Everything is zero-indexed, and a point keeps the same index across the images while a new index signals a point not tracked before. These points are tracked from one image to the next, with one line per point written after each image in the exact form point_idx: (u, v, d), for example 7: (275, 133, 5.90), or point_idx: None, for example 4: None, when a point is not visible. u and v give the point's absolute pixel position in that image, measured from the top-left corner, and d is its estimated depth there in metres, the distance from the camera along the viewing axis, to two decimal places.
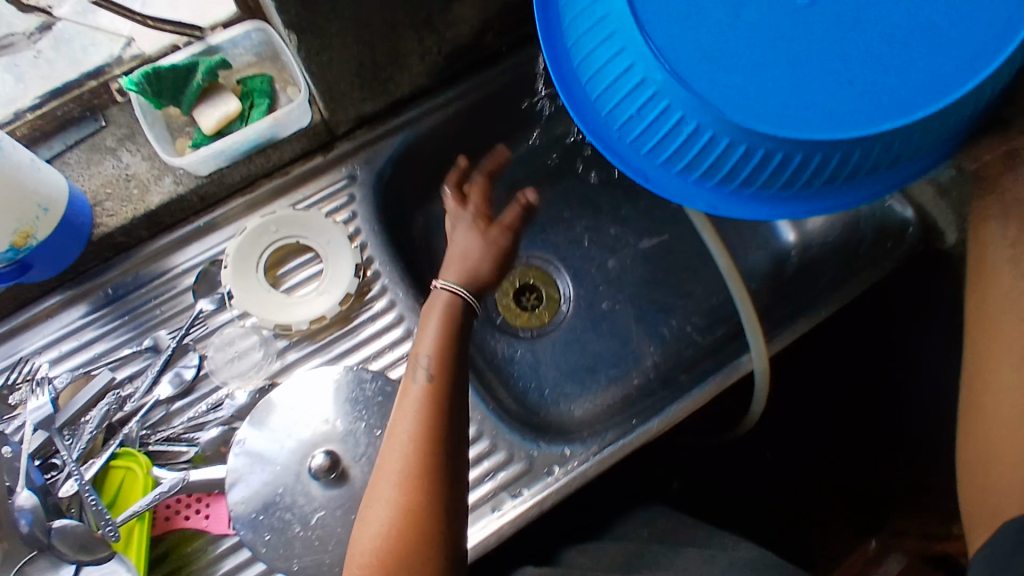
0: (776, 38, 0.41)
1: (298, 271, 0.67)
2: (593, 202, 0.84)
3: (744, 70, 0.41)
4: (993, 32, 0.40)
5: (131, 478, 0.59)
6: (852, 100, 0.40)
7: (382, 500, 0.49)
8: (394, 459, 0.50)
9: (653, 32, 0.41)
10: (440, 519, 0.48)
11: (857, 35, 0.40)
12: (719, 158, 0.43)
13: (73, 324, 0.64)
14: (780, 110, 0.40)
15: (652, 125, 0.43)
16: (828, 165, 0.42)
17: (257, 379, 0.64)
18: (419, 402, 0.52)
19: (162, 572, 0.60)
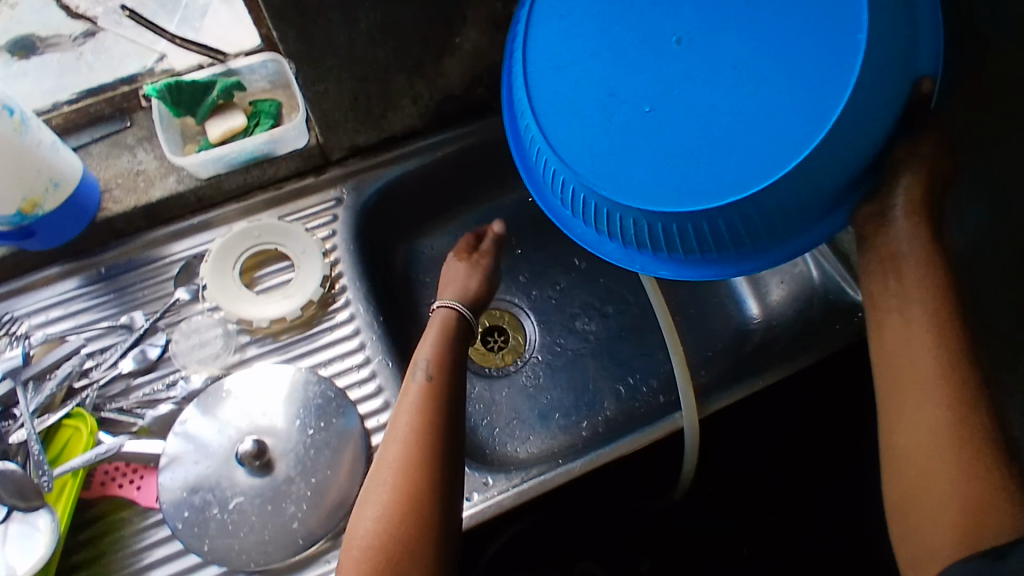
0: (645, 128, 0.46)
1: (273, 276, 0.73)
2: (570, 257, 0.88)
3: (623, 155, 0.47)
4: (827, 96, 0.43)
5: (77, 438, 0.63)
6: (717, 173, 0.45)
7: (381, 486, 0.53)
8: (393, 450, 0.54)
9: (544, 124, 0.48)
10: (434, 503, 0.51)
11: (714, 116, 0.45)
12: (629, 226, 0.49)
13: (64, 294, 0.71)
14: (651, 186, 0.46)
15: (575, 203, 0.50)
16: (728, 232, 0.46)
17: (213, 366, 0.69)
18: (416, 402, 0.56)
19: (87, 534, 0.63)
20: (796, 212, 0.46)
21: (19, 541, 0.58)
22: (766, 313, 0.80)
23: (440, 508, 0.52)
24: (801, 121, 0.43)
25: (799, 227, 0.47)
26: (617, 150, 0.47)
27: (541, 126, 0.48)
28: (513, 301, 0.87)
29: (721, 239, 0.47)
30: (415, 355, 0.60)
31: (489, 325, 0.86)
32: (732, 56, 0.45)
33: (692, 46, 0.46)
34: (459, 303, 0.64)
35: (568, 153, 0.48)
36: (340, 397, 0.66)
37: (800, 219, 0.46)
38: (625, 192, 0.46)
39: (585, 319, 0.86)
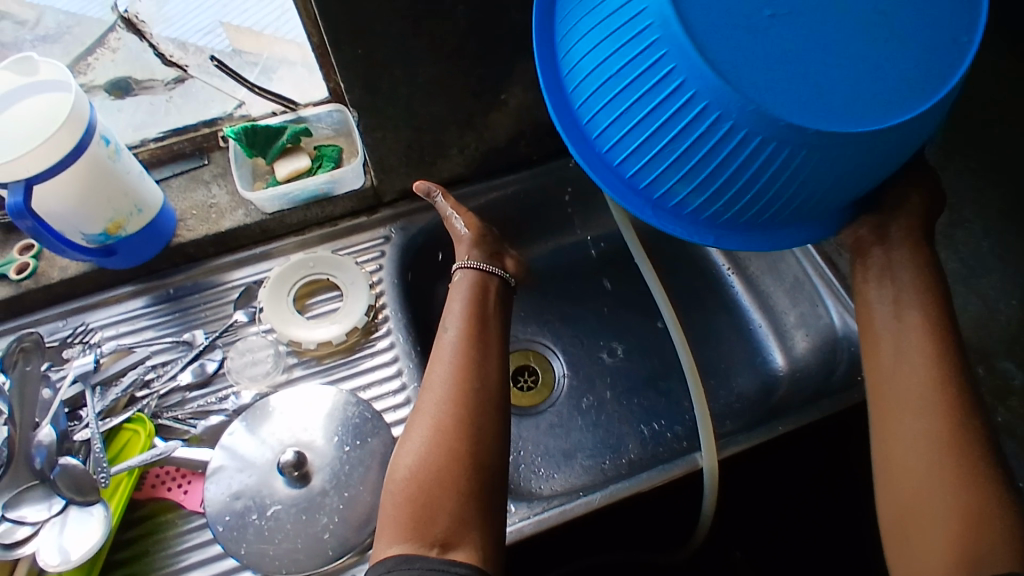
0: (762, 32, 0.42)
1: (323, 303, 0.79)
2: (600, 304, 0.93)
3: (747, 55, 0.41)
4: (943, 53, 0.42)
5: (134, 441, 0.68)
6: (834, 99, 0.41)
7: (420, 426, 0.57)
8: (430, 398, 0.58)
9: (677, 5, 0.41)
10: (471, 443, 0.55)
11: (838, 37, 0.42)
12: (721, 148, 0.42)
13: (133, 310, 0.77)
14: (787, 98, 0.41)
15: (659, 117, 0.43)
16: (799, 172, 0.43)
17: (263, 384, 0.74)
18: (452, 351, 0.62)
19: (132, 533, 0.67)
20: (854, 178, 0.45)
21: (75, 528, 0.62)
22: (791, 362, 0.83)
23: (477, 447, 0.55)
24: (923, 68, 0.42)
25: (821, 210, 0.49)
26: (749, 53, 0.41)
27: (678, 9, 0.41)
28: (545, 342, 0.91)
29: (783, 181, 0.44)
30: (451, 307, 0.66)
31: (520, 364, 0.90)
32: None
33: None
34: (484, 263, 0.70)
35: (697, 34, 0.40)
36: (375, 418, 0.70)
37: (842, 196, 0.47)
38: (765, 99, 0.40)
39: (611, 363, 0.89)
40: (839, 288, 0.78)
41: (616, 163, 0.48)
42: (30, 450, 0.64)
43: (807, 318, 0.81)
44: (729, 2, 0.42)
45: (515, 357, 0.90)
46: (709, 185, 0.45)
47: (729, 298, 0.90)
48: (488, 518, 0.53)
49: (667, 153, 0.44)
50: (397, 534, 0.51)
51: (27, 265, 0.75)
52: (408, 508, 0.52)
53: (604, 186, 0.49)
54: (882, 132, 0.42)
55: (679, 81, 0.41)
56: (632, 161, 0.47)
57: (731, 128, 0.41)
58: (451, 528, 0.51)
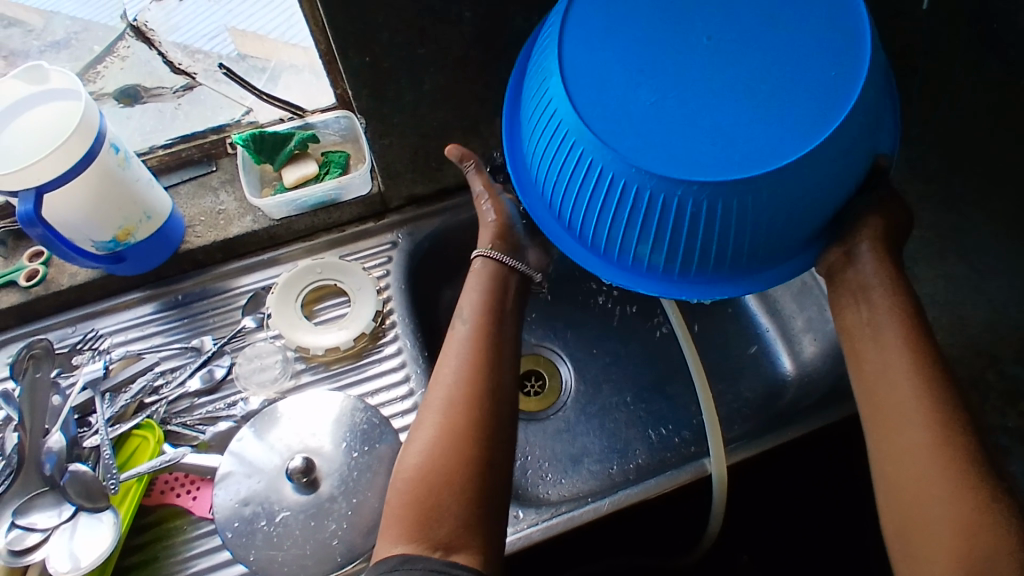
0: (658, 110, 0.49)
1: (330, 309, 0.79)
2: (607, 309, 0.93)
3: (644, 134, 0.48)
4: (828, 97, 0.48)
5: (144, 447, 0.68)
6: (731, 155, 0.47)
7: (428, 424, 0.57)
8: (438, 396, 0.58)
9: (576, 103, 0.49)
10: (479, 443, 0.55)
11: (724, 108, 0.48)
12: (645, 215, 0.50)
13: (142, 317, 0.78)
14: (684, 162, 0.47)
15: (590, 195, 0.51)
16: (726, 221, 0.49)
17: (271, 390, 0.74)
18: (462, 347, 0.61)
19: (141, 539, 0.67)
20: (783, 223, 0.50)
21: (85, 535, 0.63)
22: (799, 367, 0.82)
23: (485, 447, 0.55)
24: (807, 116, 0.47)
25: (777, 251, 0.53)
26: (646, 131, 0.48)
27: (576, 105, 0.49)
28: (552, 347, 0.91)
29: (715, 229, 0.49)
30: (465, 299, 0.65)
31: (527, 369, 0.90)
32: (733, 61, 0.49)
33: (719, 44, 0.50)
34: (504, 256, 0.68)
35: (592, 126, 0.49)
36: (383, 423, 0.70)
37: (782, 240, 0.51)
38: (656, 166, 0.47)
39: (618, 367, 0.89)
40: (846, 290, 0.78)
41: (575, 235, 0.56)
42: (41, 456, 0.65)
43: (815, 322, 0.81)
44: (624, 91, 0.50)
45: (521, 362, 0.90)
46: (652, 244, 0.52)
47: (736, 302, 0.90)
48: (493, 520, 0.53)
49: (606, 224, 0.52)
50: (400, 533, 0.52)
51: (37, 272, 0.76)
52: (415, 507, 0.52)
53: (572, 254, 0.57)
54: (782, 175, 0.47)
55: (593, 164, 0.50)
56: (586, 233, 0.54)
57: (643, 196, 0.49)
58: (456, 530, 0.51)
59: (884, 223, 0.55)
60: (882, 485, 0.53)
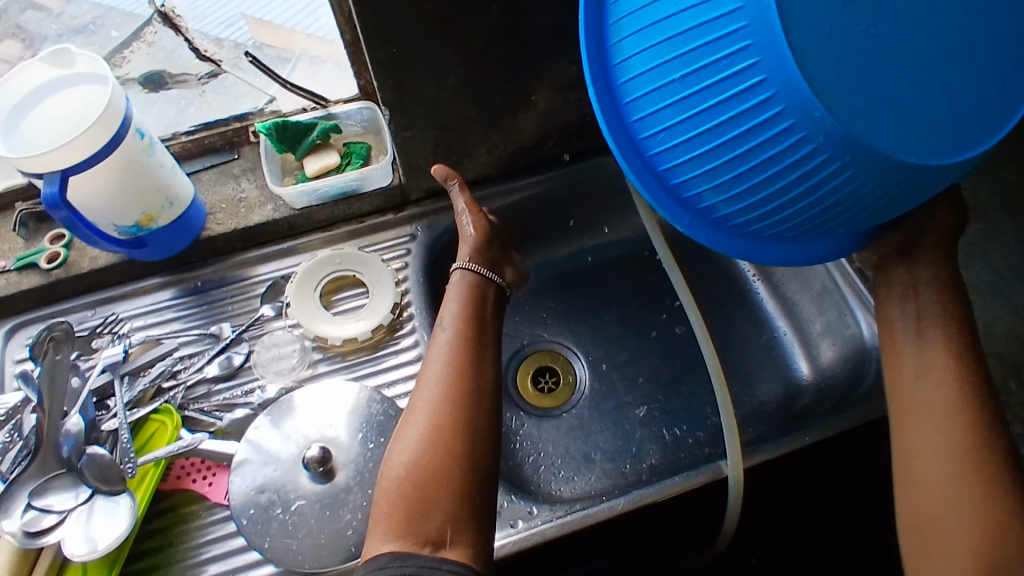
0: (851, 31, 0.37)
1: (348, 300, 0.79)
2: (623, 307, 0.93)
3: (828, 62, 0.37)
4: (1011, 95, 0.41)
5: (161, 432, 0.69)
6: (906, 128, 0.39)
7: (414, 425, 0.57)
8: (422, 397, 0.58)
9: None
10: (466, 444, 0.55)
11: (917, 54, 0.39)
12: (776, 156, 0.40)
13: (160, 302, 0.78)
14: (860, 112, 0.38)
15: (722, 115, 0.40)
16: (834, 197, 0.42)
17: (288, 378, 0.74)
18: (445, 350, 0.62)
19: (156, 524, 0.67)
20: (887, 207, 0.44)
21: (102, 518, 0.63)
22: (816, 371, 0.82)
23: (472, 448, 0.55)
24: (983, 112, 0.40)
25: (850, 228, 0.47)
26: (839, 57, 0.37)
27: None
28: (567, 345, 0.91)
29: (813, 201, 0.42)
30: (444, 306, 0.66)
31: (541, 365, 0.90)
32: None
33: None
34: (482, 268, 0.69)
35: (788, 26, 0.36)
36: (398, 415, 0.71)
37: (869, 219, 0.46)
38: (836, 110, 0.37)
39: (633, 366, 0.89)
40: (865, 295, 0.78)
41: (649, 152, 0.46)
42: (59, 438, 0.65)
43: (834, 326, 0.81)
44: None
45: (536, 358, 0.90)
46: (746, 195, 0.44)
47: (754, 305, 0.89)
48: (481, 518, 0.53)
49: (714, 155, 0.42)
50: (388, 529, 0.51)
51: (58, 254, 0.77)
52: (405, 504, 0.52)
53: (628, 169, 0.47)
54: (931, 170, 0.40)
55: (754, 74, 0.38)
56: (668, 155, 0.45)
57: (792, 138, 0.39)
58: (445, 526, 0.51)
59: (913, 230, 0.55)
60: (904, 493, 0.53)
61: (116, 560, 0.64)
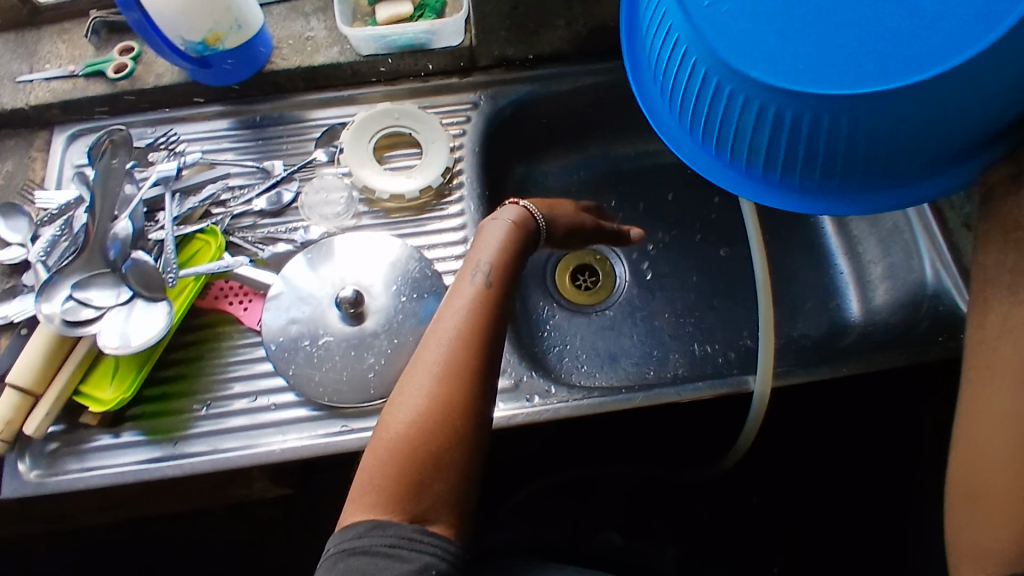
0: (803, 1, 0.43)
1: (401, 158, 0.78)
2: (677, 219, 0.90)
3: (751, 26, 0.43)
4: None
5: (205, 251, 0.70)
6: (869, 57, 0.41)
7: (419, 386, 0.54)
8: (427, 364, 0.55)
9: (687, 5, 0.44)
10: (467, 414, 0.53)
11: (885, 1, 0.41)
12: (740, 121, 0.45)
13: (218, 130, 0.78)
14: (802, 68, 0.42)
15: (698, 93, 0.46)
16: (851, 131, 0.42)
17: (333, 224, 0.74)
18: (467, 306, 0.58)
19: (190, 338, 0.70)
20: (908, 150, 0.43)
21: (139, 318, 0.64)
22: (867, 312, 0.79)
23: (470, 423, 0.52)
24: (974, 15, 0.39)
25: (909, 165, 0.44)
26: (789, 23, 0.43)
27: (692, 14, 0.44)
28: (610, 246, 0.89)
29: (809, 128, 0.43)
30: (472, 260, 0.63)
31: (582, 263, 0.89)
32: None
33: None
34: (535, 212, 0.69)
35: (708, 29, 0.43)
36: (435, 276, 0.71)
37: (917, 161, 0.43)
38: (775, 74, 0.42)
39: (676, 279, 0.87)
40: (938, 238, 0.73)
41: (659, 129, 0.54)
42: (106, 240, 0.66)
43: (896, 268, 0.77)
44: None
45: (577, 256, 0.89)
46: (759, 147, 0.46)
47: (816, 240, 0.86)
48: (467, 495, 0.51)
49: (710, 115, 0.47)
50: (374, 500, 0.48)
51: (125, 66, 0.77)
52: (394, 477, 0.49)
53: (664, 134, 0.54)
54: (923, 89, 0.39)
55: (691, 60, 0.46)
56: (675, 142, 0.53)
57: (744, 103, 0.44)
58: (435, 502, 0.49)
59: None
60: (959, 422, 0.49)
61: (147, 362, 0.66)
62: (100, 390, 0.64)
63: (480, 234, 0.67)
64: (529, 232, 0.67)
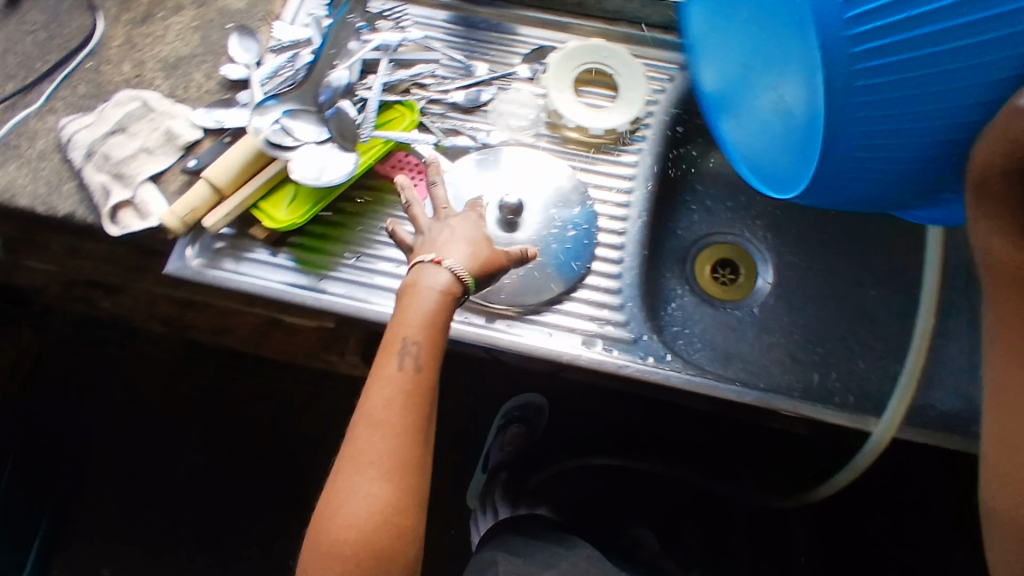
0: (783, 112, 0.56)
1: (594, 96, 0.80)
2: (838, 245, 0.87)
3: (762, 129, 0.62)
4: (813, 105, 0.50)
5: (398, 121, 0.75)
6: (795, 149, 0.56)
7: (349, 484, 0.51)
8: (356, 468, 0.51)
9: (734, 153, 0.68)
10: (405, 503, 0.51)
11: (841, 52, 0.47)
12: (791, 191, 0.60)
13: (439, 19, 0.83)
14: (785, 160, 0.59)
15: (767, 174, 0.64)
16: (845, 195, 0.55)
17: (512, 138, 0.78)
18: (388, 396, 0.52)
19: (360, 197, 0.75)
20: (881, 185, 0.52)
21: (328, 160, 0.70)
22: None
23: (410, 509, 0.52)
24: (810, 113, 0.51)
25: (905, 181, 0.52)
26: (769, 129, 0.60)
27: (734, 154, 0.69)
28: (760, 249, 0.89)
29: (844, 176, 0.52)
30: (393, 335, 0.54)
31: (725, 257, 0.90)
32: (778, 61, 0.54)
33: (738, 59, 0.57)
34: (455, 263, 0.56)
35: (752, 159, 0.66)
36: (589, 211, 0.73)
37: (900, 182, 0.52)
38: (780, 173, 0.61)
39: (814, 306, 0.84)
40: None
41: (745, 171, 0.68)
42: (321, 85, 0.73)
43: None
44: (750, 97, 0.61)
45: (723, 249, 0.90)
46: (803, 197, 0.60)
47: None
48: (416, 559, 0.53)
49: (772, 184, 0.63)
50: None
51: None
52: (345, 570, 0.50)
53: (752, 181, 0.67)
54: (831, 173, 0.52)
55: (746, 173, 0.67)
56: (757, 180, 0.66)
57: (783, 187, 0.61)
58: None
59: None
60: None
61: (320, 203, 0.72)
62: (273, 211, 0.71)
63: (406, 286, 0.56)
64: (460, 290, 0.57)
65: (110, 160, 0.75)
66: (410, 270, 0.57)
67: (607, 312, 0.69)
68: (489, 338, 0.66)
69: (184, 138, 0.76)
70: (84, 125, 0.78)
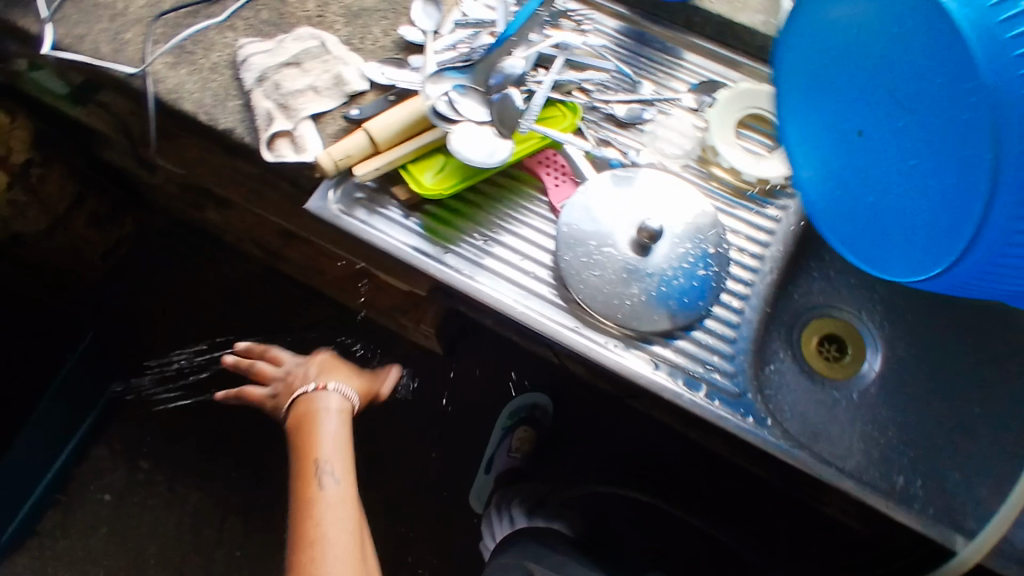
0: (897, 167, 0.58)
1: (752, 141, 0.78)
2: (955, 350, 0.84)
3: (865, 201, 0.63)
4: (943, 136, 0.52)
5: (557, 121, 0.75)
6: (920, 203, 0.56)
7: (331, 528, 0.74)
8: (333, 523, 0.74)
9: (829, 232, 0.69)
10: (355, 538, 0.75)
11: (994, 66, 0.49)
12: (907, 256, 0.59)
13: (614, 31, 0.85)
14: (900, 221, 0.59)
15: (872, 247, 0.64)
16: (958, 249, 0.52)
17: (661, 162, 0.77)
18: (331, 498, 0.77)
19: (501, 183, 0.77)
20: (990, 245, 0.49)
21: (484, 141, 0.71)
22: None
23: (353, 543, 0.74)
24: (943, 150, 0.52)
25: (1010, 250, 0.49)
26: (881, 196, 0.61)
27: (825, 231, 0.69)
28: (872, 336, 0.87)
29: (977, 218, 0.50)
30: (309, 451, 0.80)
31: (833, 334, 0.88)
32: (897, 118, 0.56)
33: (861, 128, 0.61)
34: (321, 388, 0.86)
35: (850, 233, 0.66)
36: (723, 253, 0.72)
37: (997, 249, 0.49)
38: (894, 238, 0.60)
39: (912, 407, 0.82)
40: None
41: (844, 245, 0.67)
42: (494, 69, 0.74)
43: None
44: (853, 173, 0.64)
45: (831, 325, 0.89)
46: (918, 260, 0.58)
47: None
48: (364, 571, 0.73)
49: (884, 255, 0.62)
50: None
51: None
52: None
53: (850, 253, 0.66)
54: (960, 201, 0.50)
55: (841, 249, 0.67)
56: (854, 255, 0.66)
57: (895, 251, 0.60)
58: None
59: None
60: None
61: (465, 181, 0.73)
62: (419, 177, 0.72)
63: (309, 408, 0.85)
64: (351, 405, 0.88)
65: (279, 90, 0.77)
66: (298, 399, 0.87)
67: (717, 362, 0.69)
68: (597, 353, 0.67)
69: (351, 86, 0.78)
70: (261, 49, 0.81)
